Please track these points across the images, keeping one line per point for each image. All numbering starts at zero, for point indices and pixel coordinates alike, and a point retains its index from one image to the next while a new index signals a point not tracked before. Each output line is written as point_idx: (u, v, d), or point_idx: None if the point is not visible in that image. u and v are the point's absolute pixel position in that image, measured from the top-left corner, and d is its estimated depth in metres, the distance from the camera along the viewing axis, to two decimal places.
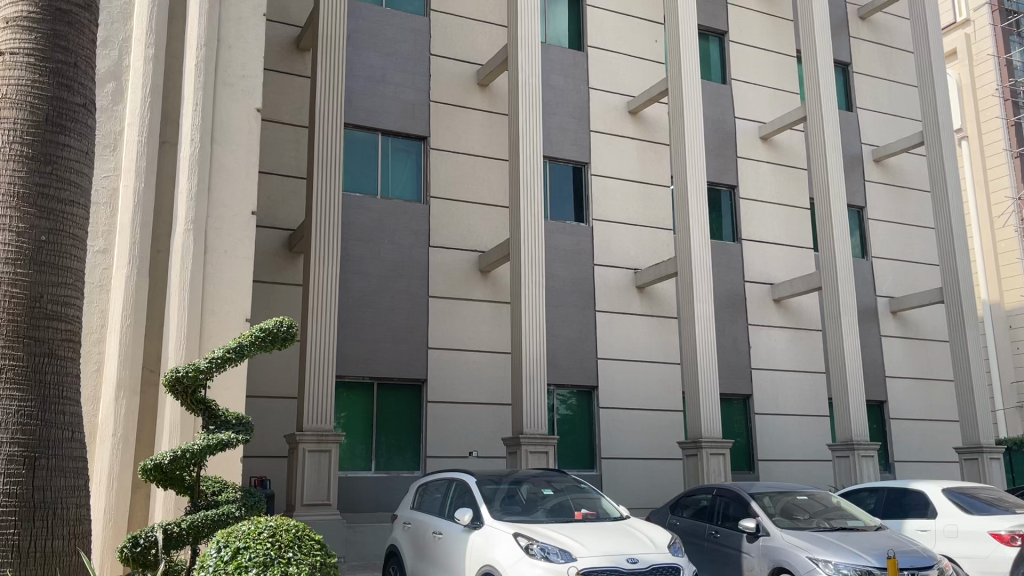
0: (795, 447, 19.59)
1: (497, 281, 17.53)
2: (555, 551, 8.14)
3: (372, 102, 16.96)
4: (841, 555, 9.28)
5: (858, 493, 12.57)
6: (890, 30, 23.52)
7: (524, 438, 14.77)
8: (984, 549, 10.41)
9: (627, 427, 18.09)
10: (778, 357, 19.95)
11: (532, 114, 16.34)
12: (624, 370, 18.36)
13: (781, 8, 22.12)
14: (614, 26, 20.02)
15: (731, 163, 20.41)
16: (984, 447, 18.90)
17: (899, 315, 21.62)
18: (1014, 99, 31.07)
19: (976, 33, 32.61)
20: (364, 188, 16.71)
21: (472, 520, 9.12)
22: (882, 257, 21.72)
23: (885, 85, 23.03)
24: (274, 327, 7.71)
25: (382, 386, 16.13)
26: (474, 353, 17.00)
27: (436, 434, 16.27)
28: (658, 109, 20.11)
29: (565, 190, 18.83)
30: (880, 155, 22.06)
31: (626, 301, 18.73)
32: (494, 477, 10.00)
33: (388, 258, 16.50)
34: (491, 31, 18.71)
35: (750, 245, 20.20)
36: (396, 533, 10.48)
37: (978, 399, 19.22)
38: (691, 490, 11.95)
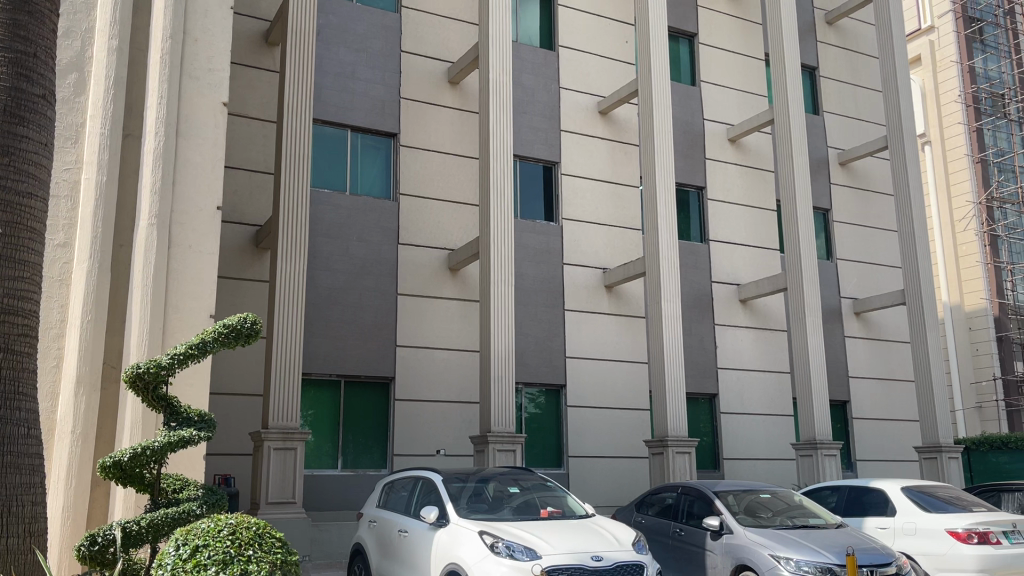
0: (760, 446, 19.81)
1: (466, 279, 17.52)
2: (520, 549, 8.16)
3: (342, 98, 16.86)
4: (802, 552, 9.41)
5: (820, 492, 12.75)
6: (856, 35, 23.88)
7: (491, 436, 14.75)
8: (941, 546, 10.60)
9: (594, 426, 18.17)
10: (744, 357, 20.17)
11: (503, 112, 16.35)
12: (592, 369, 18.44)
13: (750, 11, 22.35)
14: (585, 26, 20.09)
15: (699, 164, 20.58)
16: (943, 447, 19.21)
17: (863, 316, 21.96)
18: (976, 106, 31.74)
19: (940, 40, 33.19)
20: (333, 185, 16.62)
21: (438, 519, 9.11)
22: (846, 259, 22.03)
23: (851, 90, 23.37)
24: (238, 324, 7.69)
25: (349, 384, 16.04)
26: (442, 351, 16.97)
27: (403, 432, 16.21)
28: (628, 110, 20.22)
29: (535, 189, 18.87)
30: (845, 158, 22.37)
31: (595, 301, 18.81)
32: (461, 475, 9.99)
33: (356, 255, 16.41)
34: (462, 29, 18.68)
35: (717, 246, 20.39)
36: (361, 532, 10.43)
37: (938, 399, 19.56)
38: (657, 489, 12.04)
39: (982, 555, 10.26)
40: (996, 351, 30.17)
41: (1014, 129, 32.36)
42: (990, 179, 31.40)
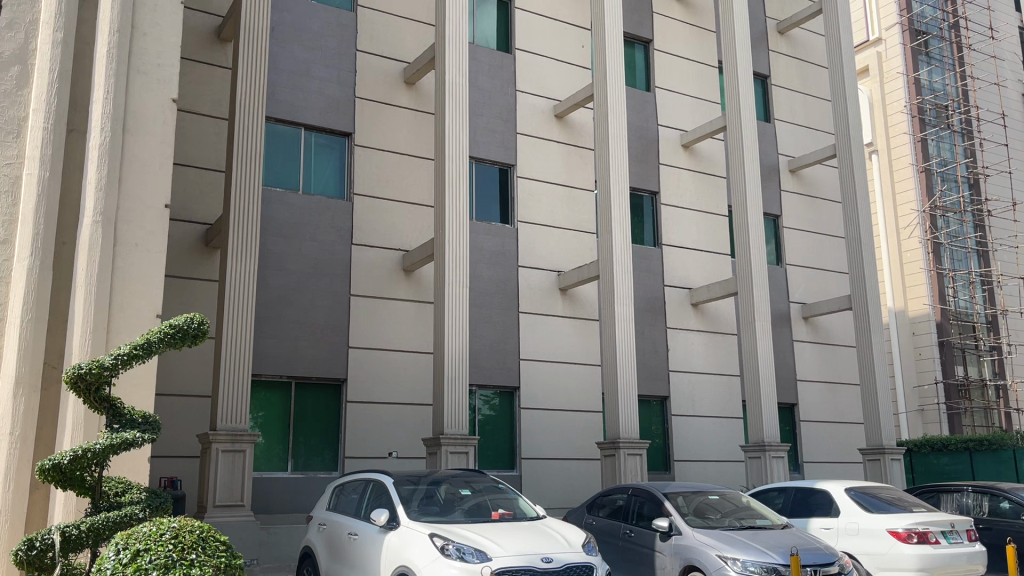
0: (709, 448, 20.07)
1: (420, 280, 17.45)
2: (470, 551, 8.16)
3: (296, 96, 16.70)
4: (748, 553, 9.57)
5: (767, 493, 12.98)
6: (807, 45, 24.36)
7: (444, 437, 14.70)
8: (883, 545, 10.87)
9: (548, 428, 18.25)
10: (696, 360, 20.43)
11: (459, 114, 16.32)
12: (546, 371, 18.51)
13: (704, 19, 22.67)
14: (542, 30, 20.19)
15: (653, 169, 20.80)
16: (886, 448, 19.66)
17: (811, 321, 22.40)
18: (920, 116, 32.69)
19: (888, 52, 34.00)
20: (285, 184, 16.44)
21: (388, 521, 9.06)
22: (795, 265, 22.46)
23: (801, 98, 23.83)
24: (184, 323, 7.59)
25: (300, 385, 15.87)
26: (396, 353, 16.88)
27: (355, 434, 16.08)
28: (584, 114, 20.36)
29: (491, 191, 18.88)
30: (795, 165, 22.81)
31: (549, 304, 18.89)
32: (412, 477, 9.95)
33: (309, 255, 16.25)
34: (418, 30, 18.62)
35: (670, 250, 20.62)
36: (311, 534, 10.33)
37: (882, 402, 20.03)
38: (608, 490, 12.13)
39: (921, 555, 10.57)
40: (938, 355, 30.98)
41: (957, 140, 33.49)
42: (934, 189, 32.25)
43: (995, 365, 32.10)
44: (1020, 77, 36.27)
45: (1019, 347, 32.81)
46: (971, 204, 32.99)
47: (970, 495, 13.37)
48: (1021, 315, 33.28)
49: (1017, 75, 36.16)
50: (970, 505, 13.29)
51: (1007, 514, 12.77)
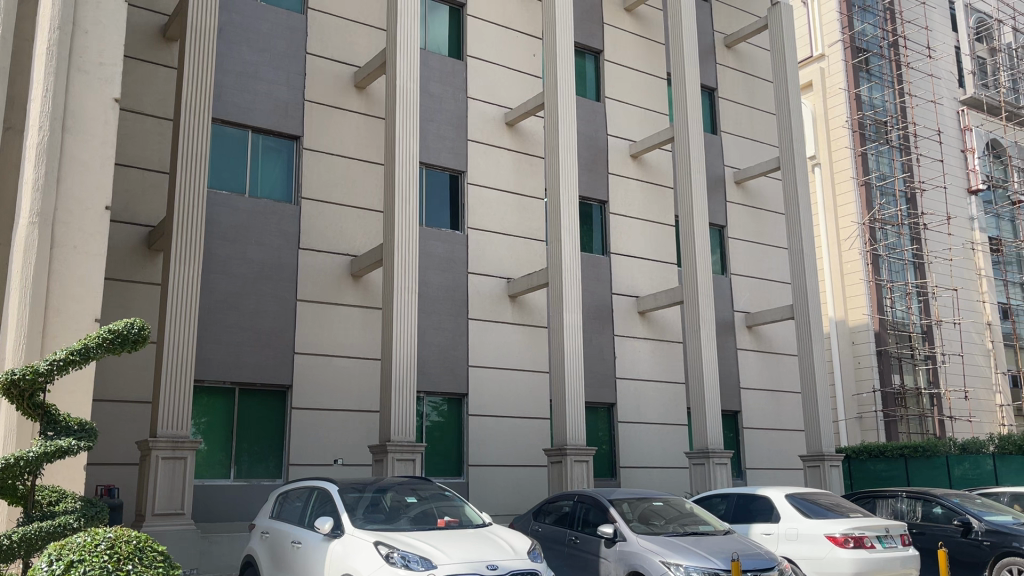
0: (655, 454, 20.30)
1: (369, 286, 17.33)
2: (415, 559, 8.13)
3: (243, 98, 16.48)
4: (691, 558, 9.70)
5: (711, 499, 13.20)
6: (753, 60, 24.87)
7: (390, 445, 14.59)
8: (821, 550, 11.13)
9: (495, 434, 18.25)
10: (642, 368, 20.66)
11: (409, 119, 16.28)
12: (494, 378, 18.52)
13: (653, 31, 23.00)
14: (493, 38, 20.26)
15: (602, 178, 21.01)
16: (825, 455, 20.11)
17: (754, 330, 22.83)
18: (861, 131, 33.71)
19: (830, 68, 34.90)
20: (231, 186, 16.19)
21: (333, 529, 8.97)
22: (739, 274, 22.88)
23: (747, 111, 24.31)
24: (124, 329, 7.44)
25: (244, 392, 15.61)
26: (343, 359, 16.72)
27: (300, 441, 15.87)
28: (535, 122, 20.46)
29: (441, 197, 18.86)
30: (740, 177, 23.26)
31: (498, 311, 18.92)
32: (358, 485, 9.86)
33: (255, 259, 16.02)
34: (370, 34, 18.54)
35: (618, 259, 20.84)
36: (253, 543, 10.17)
37: (822, 410, 20.48)
38: (554, 497, 12.19)
39: (858, 560, 10.86)
40: (876, 364, 31.79)
41: (895, 155, 34.62)
42: (873, 202, 33.27)
43: (929, 374, 33.17)
44: (956, 95, 37.41)
45: (953, 356, 33.76)
46: (908, 218, 33.99)
47: (904, 500, 13.74)
48: (955, 326, 34.22)
49: (953, 93, 37.28)
50: (905, 511, 13.65)
51: (939, 518, 13.15)
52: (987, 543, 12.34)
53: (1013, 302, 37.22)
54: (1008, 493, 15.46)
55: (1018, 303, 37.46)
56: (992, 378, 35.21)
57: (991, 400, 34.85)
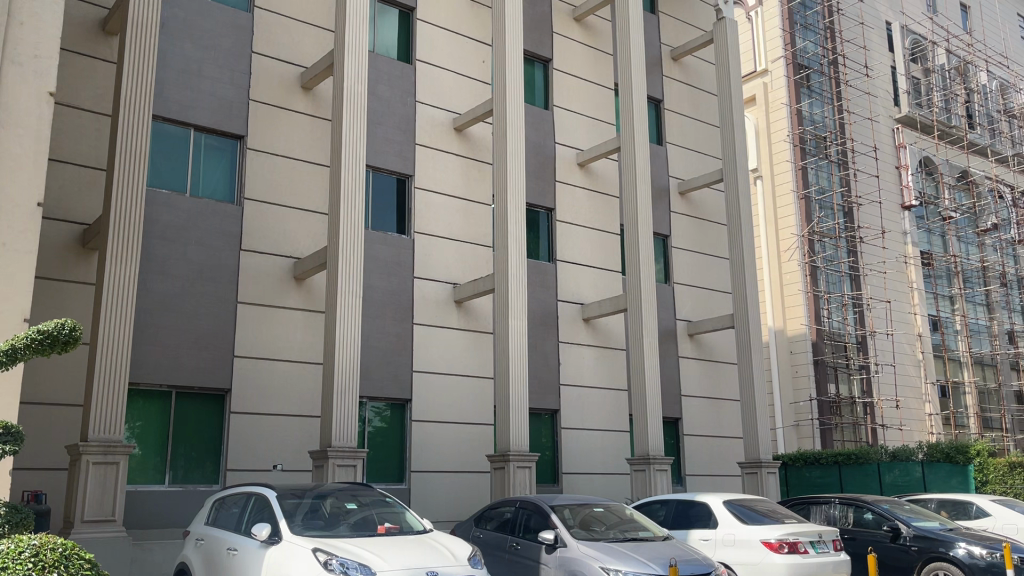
0: (597, 460, 20.44)
1: (312, 289, 17.11)
2: (354, 566, 8.07)
3: (186, 97, 16.18)
4: (630, 564, 9.80)
5: (650, 505, 13.32)
6: (698, 73, 25.31)
7: (331, 450, 14.42)
8: (756, 555, 11.36)
9: (438, 440, 18.16)
10: (585, 374, 20.79)
11: (356, 122, 16.15)
12: (438, 384, 18.43)
13: (602, 41, 23.25)
14: (442, 43, 20.23)
15: (548, 186, 21.12)
16: (763, 462, 20.50)
17: (696, 338, 23.19)
18: (801, 146, 34.67)
19: (773, 83, 35.68)
20: (171, 185, 15.87)
21: (270, 536, 8.82)
22: (682, 283, 23.23)
23: (691, 123, 24.72)
24: (53, 330, 7.20)
25: (181, 395, 15.28)
26: (284, 362, 16.46)
27: (239, 446, 15.57)
28: (483, 128, 20.48)
29: (387, 201, 18.74)
30: (684, 188, 23.62)
31: (443, 316, 18.87)
32: (297, 491, 9.71)
33: (194, 260, 15.69)
34: (317, 35, 18.34)
35: (564, 265, 20.97)
36: (187, 550, 9.95)
37: (760, 418, 20.85)
38: (495, 503, 12.18)
39: (792, 564, 11.11)
40: (813, 373, 32.54)
41: (833, 169, 35.75)
42: (812, 215, 34.15)
43: (863, 384, 34.14)
44: (892, 113, 38.60)
45: (886, 366, 34.73)
46: (845, 231, 34.97)
47: (837, 506, 14.07)
48: (888, 337, 35.20)
49: (889, 111, 38.46)
50: (837, 516, 13.97)
51: (869, 524, 13.50)
52: (915, 548, 12.74)
53: (943, 315, 38.30)
54: (935, 500, 15.81)
55: (947, 316, 38.58)
56: (922, 388, 36.19)
57: (920, 409, 35.86)
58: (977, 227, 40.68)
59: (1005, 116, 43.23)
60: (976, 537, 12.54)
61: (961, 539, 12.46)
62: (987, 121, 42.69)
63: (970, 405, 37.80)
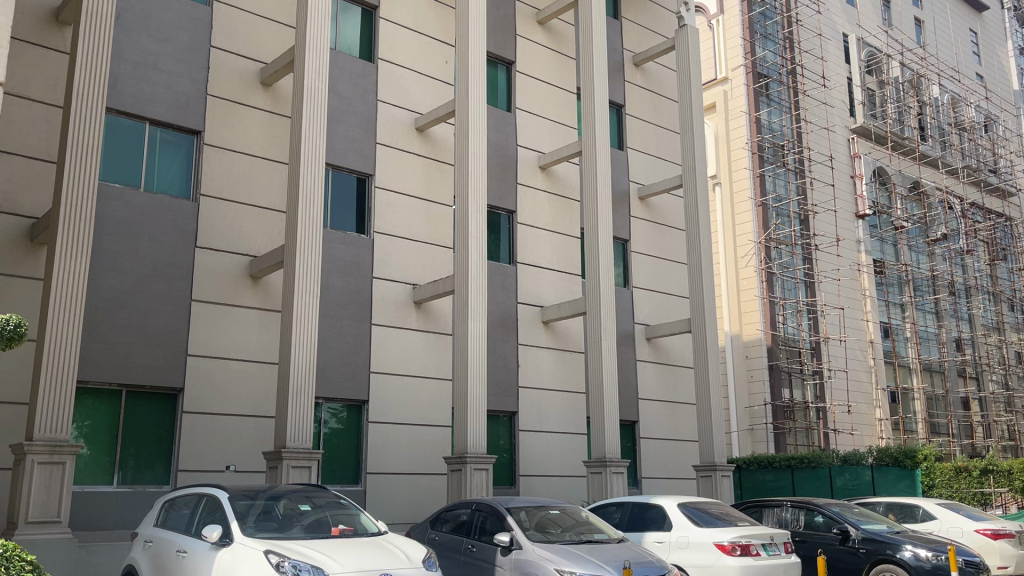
0: (554, 463, 20.49)
1: (269, 287, 16.89)
2: (307, 569, 7.99)
3: (142, 89, 15.88)
4: (584, 566, 9.82)
5: (606, 507, 13.38)
6: (660, 79, 25.55)
7: (285, 451, 14.23)
8: (709, 557, 11.47)
9: (395, 442, 18.03)
10: (544, 377, 20.84)
11: (316, 119, 16.00)
12: (395, 385, 18.31)
13: (565, 45, 23.36)
14: (405, 42, 20.15)
15: (510, 188, 21.13)
16: (717, 465, 20.72)
17: (653, 342, 23.38)
18: (760, 153, 35.22)
19: (733, 91, 36.19)
20: (124, 179, 15.56)
21: (221, 537, 8.67)
22: (641, 287, 23.40)
23: (652, 128, 24.93)
24: None
25: (132, 394, 14.97)
26: (239, 361, 16.23)
27: (190, 446, 15.30)
28: (445, 129, 20.43)
29: (347, 200, 18.59)
30: (644, 193, 23.81)
31: (402, 316, 18.76)
32: (250, 492, 9.56)
33: (147, 256, 15.39)
34: (278, 31, 18.14)
35: (524, 268, 20.99)
36: (135, 552, 9.74)
37: (715, 422, 21.06)
38: (452, 506, 12.14)
39: (744, 566, 11.24)
40: (767, 378, 33.02)
41: (790, 177, 36.38)
42: (769, 222, 34.70)
43: (816, 389, 34.78)
44: (847, 124, 39.32)
45: (838, 372, 35.36)
46: (801, 238, 35.59)
47: (789, 510, 14.28)
48: (841, 343, 35.83)
49: (845, 121, 39.20)
50: (789, 519, 14.18)
51: (820, 527, 13.72)
52: (863, 551, 12.98)
53: (894, 322, 39.09)
54: (883, 503, 16.28)
55: (898, 323, 39.39)
56: (873, 393, 36.86)
57: (871, 414, 36.51)
58: (927, 237, 41.62)
59: (955, 129, 44.33)
60: (922, 540, 12.81)
61: (907, 541, 12.72)
62: (938, 133, 43.72)
63: (918, 411, 38.58)
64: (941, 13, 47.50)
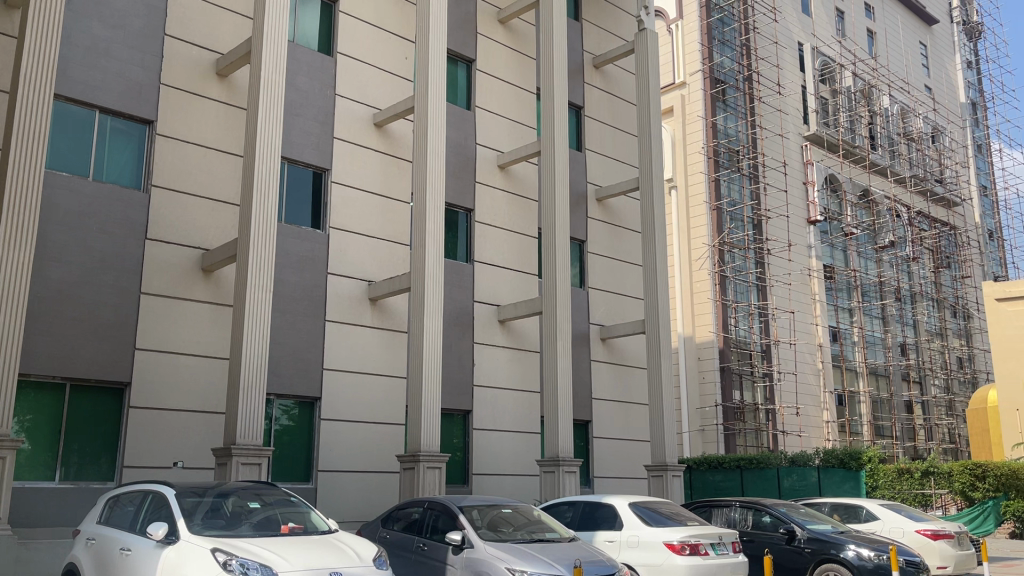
0: (507, 462, 20.52)
1: (221, 282, 16.62)
2: (255, 567, 7.90)
3: (93, 77, 15.52)
4: (535, 565, 9.85)
5: (558, 506, 13.44)
6: (619, 82, 25.72)
7: (235, 448, 14.02)
8: (659, 557, 11.59)
9: (347, 439, 17.88)
10: (499, 375, 20.85)
11: (273, 112, 15.79)
12: (349, 382, 18.16)
13: (526, 45, 23.39)
14: (365, 37, 20.00)
15: (468, 186, 21.09)
16: (668, 466, 20.95)
17: (608, 342, 23.56)
18: (715, 158, 35.72)
19: (690, 95, 36.64)
20: (73, 168, 15.17)
21: (166, 535, 8.51)
22: (596, 288, 23.55)
23: (610, 131, 25.10)
24: None
25: (76, 388, 14.62)
26: (189, 356, 15.94)
27: (137, 442, 14.99)
28: (404, 125, 20.31)
29: (303, 194, 18.39)
30: (601, 195, 23.97)
31: (357, 313, 18.62)
32: (198, 489, 9.40)
33: (95, 247, 15.04)
34: (235, 21, 17.87)
35: (481, 267, 20.98)
36: (76, 550, 9.51)
37: (667, 423, 21.28)
38: (404, 504, 12.08)
39: (692, 565, 11.38)
40: (719, 379, 33.50)
41: (744, 182, 36.98)
42: (723, 226, 35.24)
43: (766, 391, 35.38)
44: (801, 131, 40.03)
45: (788, 374, 36.00)
46: (754, 243, 36.16)
47: (737, 510, 14.49)
48: (792, 346, 36.48)
49: (799, 129, 39.91)
50: (737, 519, 14.40)
51: (767, 527, 13.95)
52: (808, 550, 13.24)
53: (842, 326, 39.91)
54: (829, 503, 16.61)
55: (846, 327, 40.24)
56: (820, 396, 37.59)
57: (819, 416, 37.18)
58: (875, 243, 42.60)
59: (904, 139, 45.43)
60: (865, 540, 13.11)
61: (851, 541, 13.01)
62: (888, 142, 44.74)
63: (864, 413, 39.43)
64: (893, 25, 48.65)
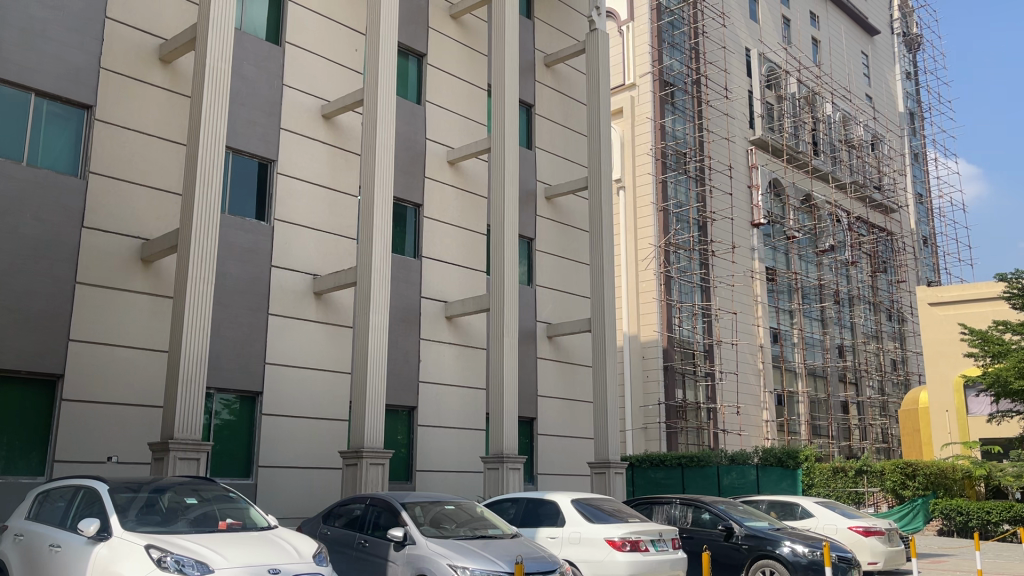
0: (451, 458, 20.48)
1: (160, 273, 16.23)
2: (190, 563, 7.74)
3: (29, 58, 15.02)
4: (477, 562, 9.83)
5: (501, 503, 13.47)
6: (570, 81, 25.85)
7: (172, 443, 13.73)
8: (599, 553, 11.70)
9: (288, 435, 17.64)
10: (444, 372, 20.79)
11: (217, 101, 15.47)
12: (292, 378, 17.92)
13: (478, 41, 23.35)
14: (315, 28, 19.73)
15: (416, 182, 20.98)
16: (611, 463, 21.16)
17: (554, 340, 23.68)
18: (663, 160, 36.15)
19: (640, 97, 36.97)
20: (5, 152, 14.65)
21: (98, 532, 8.29)
22: (544, 286, 23.66)
23: (561, 129, 25.21)
24: None
25: (4, 380, 14.14)
26: (125, 348, 15.54)
27: (69, 436, 14.56)
28: (352, 118, 20.10)
29: (248, 185, 18.06)
30: (550, 194, 24.09)
31: (302, 307, 18.37)
32: (133, 484, 9.17)
33: (28, 235, 14.56)
34: (180, 7, 17.46)
35: (428, 262, 20.89)
36: (3, 547, 9.19)
37: (610, 420, 21.48)
38: (346, 500, 11.97)
39: (632, 562, 11.50)
40: (663, 378, 33.90)
41: (691, 184, 37.51)
42: (669, 227, 35.68)
43: (708, 390, 35.93)
44: (747, 135, 40.72)
45: (729, 374, 36.66)
46: (698, 244, 36.72)
47: (677, 507, 14.70)
48: (733, 346, 37.16)
49: (744, 133, 40.58)
50: (677, 516, 14.60)
51: (706, 523, 14.19)
52: (745, 547, 13.50)
53: (782, 327, 40.78)
54: (766, 501, 16.96)
55: (787, 329, 41.11)
56: (760, 396, 38.32)
57: (758, 416, 37.89)
58: (816, 247, 43.59)
59: (845, 146, 46.57)
60: (800, 536, 13.41)
61: (786, 538, 13.29)
62: (829, 148, 45.82)
63: (802, 413, 40.27)
64: (836, 34, 49.85)
